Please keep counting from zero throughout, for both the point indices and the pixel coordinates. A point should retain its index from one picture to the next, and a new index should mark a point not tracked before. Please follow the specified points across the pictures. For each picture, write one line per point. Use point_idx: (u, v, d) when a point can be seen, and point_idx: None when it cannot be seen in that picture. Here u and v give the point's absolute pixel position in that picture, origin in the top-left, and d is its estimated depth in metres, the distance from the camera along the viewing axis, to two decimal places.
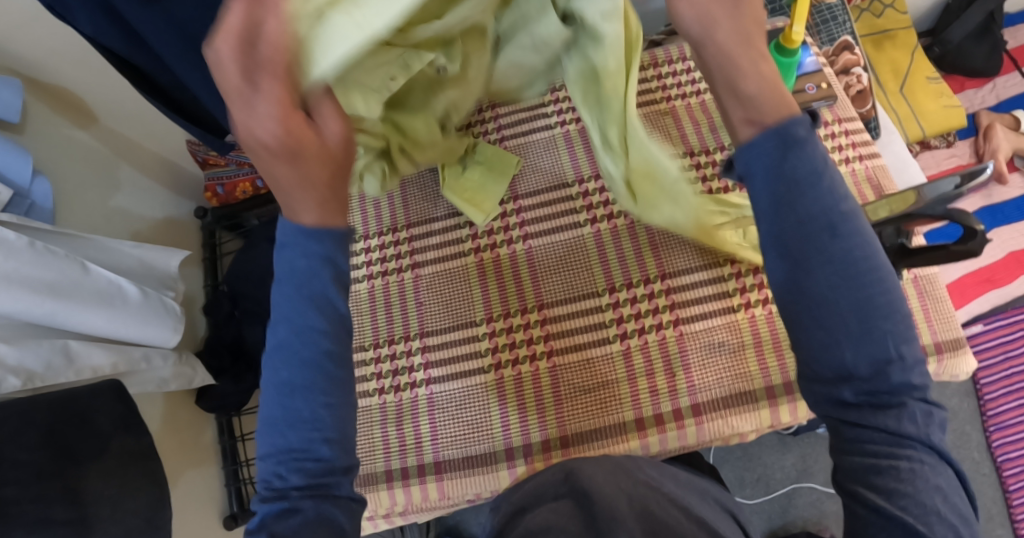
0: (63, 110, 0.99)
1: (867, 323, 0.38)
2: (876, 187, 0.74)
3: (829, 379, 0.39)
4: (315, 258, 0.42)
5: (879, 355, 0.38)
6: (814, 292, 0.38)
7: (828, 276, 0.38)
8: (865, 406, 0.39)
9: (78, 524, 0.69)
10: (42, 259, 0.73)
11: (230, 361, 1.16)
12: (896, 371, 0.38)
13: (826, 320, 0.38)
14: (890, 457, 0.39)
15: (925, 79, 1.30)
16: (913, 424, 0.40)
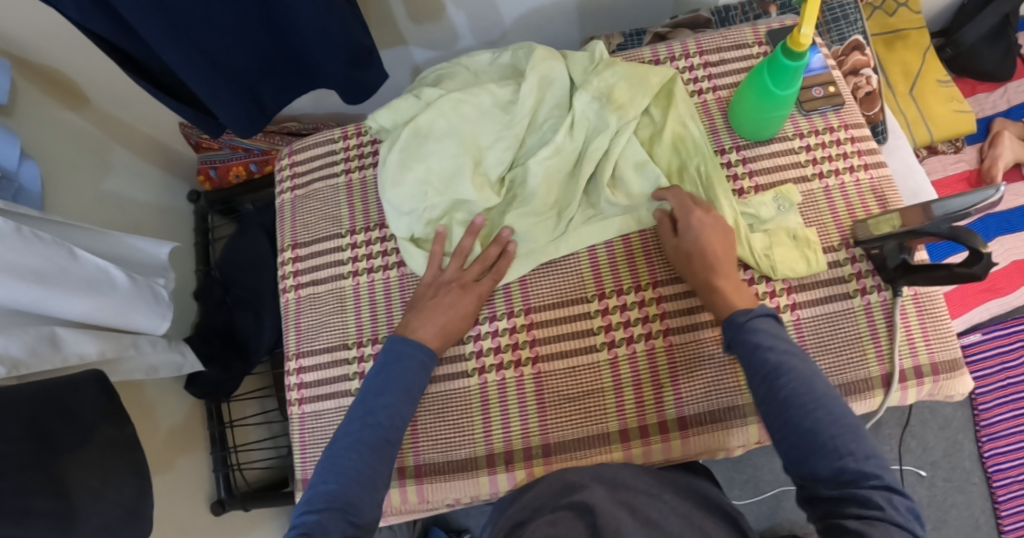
0: (51, 90, 0.96)
1: (816, 429, 0.49)
2: (880, 198, 0.70)
3: (806, 477, 0.48)
4: (417, 360, 0.63)
5: (837, 459, 0.47)
6: (783, 417, 0.51)
7: (794, 407, 0.51)
8: (837, 494, 0.47)
9: (63, 515, 0.65)
10: (29, 246, 0.71)
11: (219, 347, 1.12)
12: (851, 463, 0.47)
13: (793, 439, 0.50)
14: (864, 524, 0.44)
15: (936, 82, 1.27)
16: (879, 506, 0.45)
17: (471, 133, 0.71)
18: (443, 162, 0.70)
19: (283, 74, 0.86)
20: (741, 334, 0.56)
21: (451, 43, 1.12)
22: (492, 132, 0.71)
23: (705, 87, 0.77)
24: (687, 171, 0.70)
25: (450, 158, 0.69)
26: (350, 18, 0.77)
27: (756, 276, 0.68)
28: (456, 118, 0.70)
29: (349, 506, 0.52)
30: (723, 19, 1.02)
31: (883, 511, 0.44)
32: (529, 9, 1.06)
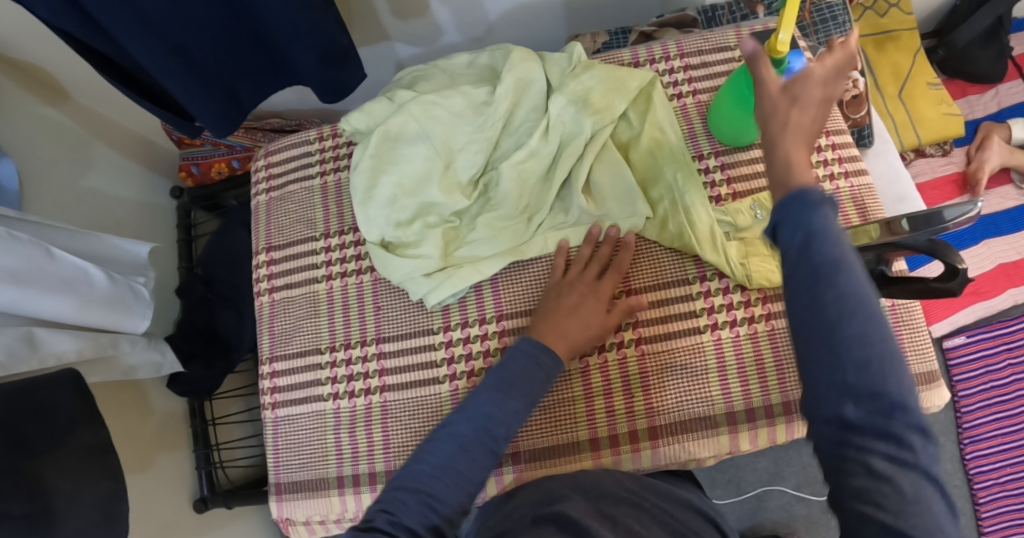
0: (30, 84, 0.94)
1: (852, 356, 0.37)
2: (860, 208, 0.70)
3: (824, 403, 0.38)
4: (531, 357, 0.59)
5: (876, 392, 0.37)
6: (817, 331, 0.38)
7: (832, 327, 0.38)
8: (863, 427, 0.37)
9: (37, 520, 0.64)
10: (3, 245, 0.69)
11: (202, 345, 1.11)
12: (898, 414, 0.37)
13: (823, 358, 0.38)
14: (881, 480, 0.36)
15: (925, 84, 1.26)
16: (911, 450, 0.37)
17: (443, 136, 0.69)
18: (412, 165, 0.70)
19: (259, 71, 0.85)
20: (795, 216, 0.40)
21: (434, 39, 1.10)
22: (464, 135, 0.70)
23: (685, 91, 0.77)
24: (661, 178, 0.70)
25: (420, 162, 0.69)
26: (327, 17, 0.76)
27: (731, 285, 0.67)
28: (428, 120, 0.69)
29: (435, 492, 0.49)
30: (709, 19, 1.01)
31: (916, 457, 0.36)
32: (513, 4, 1.05)
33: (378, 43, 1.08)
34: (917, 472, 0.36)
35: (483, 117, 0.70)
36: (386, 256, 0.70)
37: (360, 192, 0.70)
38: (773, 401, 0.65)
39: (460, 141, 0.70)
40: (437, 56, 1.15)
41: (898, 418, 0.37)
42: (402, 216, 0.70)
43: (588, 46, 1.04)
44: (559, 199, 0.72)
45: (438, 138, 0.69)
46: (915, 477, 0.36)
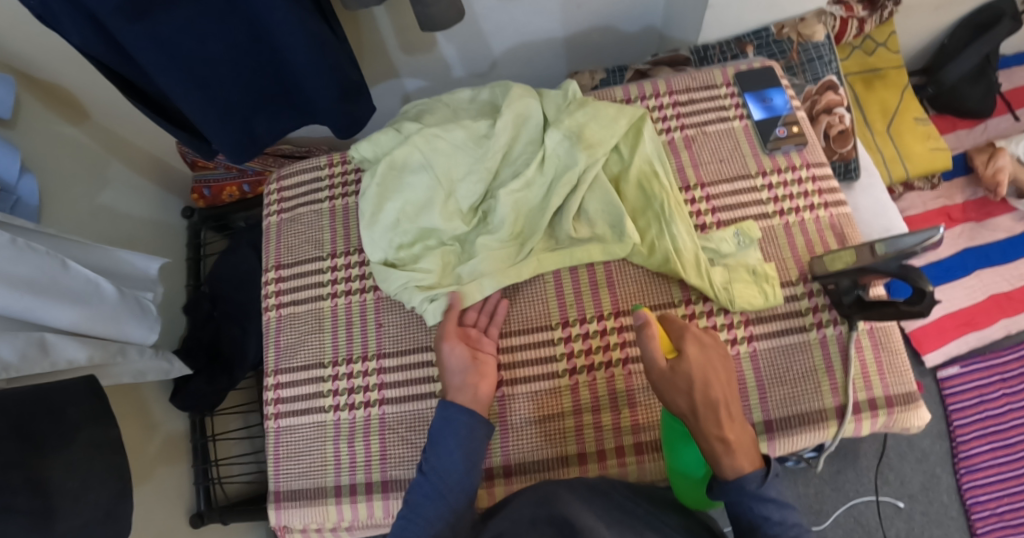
0: (52, 105, 1.00)
1: None
2: (839, 236, 0.73)
3: None
4: (459, 416, 0.62)
5: None
6: None
7: None
8: None
9: (39, 518, 0.67)
10: (22, 255, 0.74)
11: (205, 362, 1.14)
12: None
13: None
14: None
15: (913, 121, 1.31)
16: None
17: (443, 165, 0.74)
18: (416, 193, 0.74)
19: (276, 105, 0.90)
20: (748, 501, 0.55)
21: (441, 72, 1.16)
22: (465, 165, 0.74)
23: (674, 126, 0.81)
24: (649, 207, 0.74)
25: (424, 188, 0.74)
26: (339, 54, 0.83)
27: (714, 308, 0.71)
28: (430, 150, 0.74)
29: (417, 514, 0.58)
30: (702, 58, 1.06)
31: None
32: (518, 41, 1.11)
33: (387, 76, 1.14)
34: None
35: (483, 149, 0.74)
36: (387, 271, 0.73)
37: (365, 213, 0.75)
38: (755, 420, 0.67)
39: (460, 169, 0.75)
40: (443, 89, 1.21)
41: None
42: (404, 239, 0.75)
43: (586, 82, 1.11)
44: (551, 225, 0.76)
45: (440, 165, 0.74)
46: None
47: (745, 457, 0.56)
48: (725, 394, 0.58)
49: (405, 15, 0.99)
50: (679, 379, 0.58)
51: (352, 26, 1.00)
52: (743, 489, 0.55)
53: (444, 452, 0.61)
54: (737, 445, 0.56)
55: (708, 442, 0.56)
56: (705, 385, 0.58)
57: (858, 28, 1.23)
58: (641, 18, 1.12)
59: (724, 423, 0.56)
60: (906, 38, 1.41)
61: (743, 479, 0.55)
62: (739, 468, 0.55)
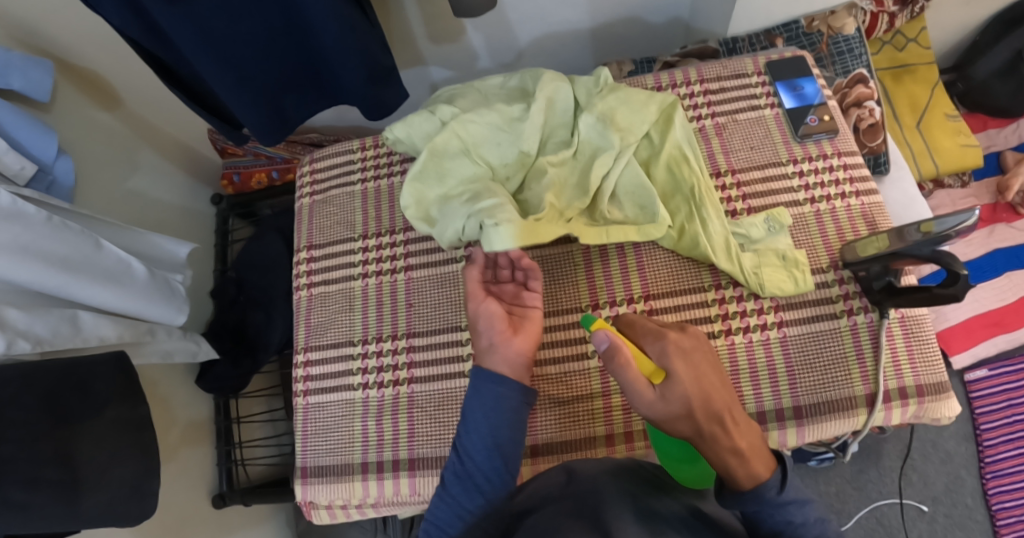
0: (88, 89, 1.03)
1: None
2: (870, 223, 0.73)
3: None
4: (487, 394, 0.61)
5: None
6: None
7: None
8: None
9: (70, 485, 0.69)
10: (57, 233, 0.76)
11: (231, 344, 1.17)
12: None
13: None
14: None
15: (944, 116, 1.28)
16: None
17: (481, 150, 0.76)
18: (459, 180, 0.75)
19: (308, 86, 0.92)
20: (766, 507, 0.53)
21: (468, 63, 1.17)
22: (501, 145, 0.75)
23: (703, 114, 0.81)
24: (678, 193, 0.74)
25: (465, 173, 0.75)
26: (372, 39, 0.84)
27: (745, 293, 0.71)
28: (467, 136, 0.75)
29: (452, 492, 0.60)
30: (730, 49, 1.05)
31: None
32: (546, 33, 1.12)
33: (416, 66, 1.16)
34: None
35: (517, 132, 0.75)
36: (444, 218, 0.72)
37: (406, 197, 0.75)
38: (784, 405, 0.67)
39: (496, 151, 0.76)
40: (470, 81, 1.22)
41: None
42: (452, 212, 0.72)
43: (614, 73, 1.11)
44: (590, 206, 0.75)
45: (478, 149, 0.76)
46: None
47: (760, 462, 0.53)
48: (726, 402, 0.57)
49: (436, 5, 1.00)
50: (673, 404, 0.56)
51: (384, 15, 1.01)
52: (762, 499, 0.52)
53: (472, 429, 0.60)
54: (750, 453, 0.53)
55: (721, 459, 0.54)
56: (705, 399, 0.56)
57: (889, 23, 1.21)
58: (671, 10, 1.12)
59: (731, 432, 0.54)
60: (938, 33, 1.40)
61: (762, 488, 0.52)
62: (756, 476, 0.53)
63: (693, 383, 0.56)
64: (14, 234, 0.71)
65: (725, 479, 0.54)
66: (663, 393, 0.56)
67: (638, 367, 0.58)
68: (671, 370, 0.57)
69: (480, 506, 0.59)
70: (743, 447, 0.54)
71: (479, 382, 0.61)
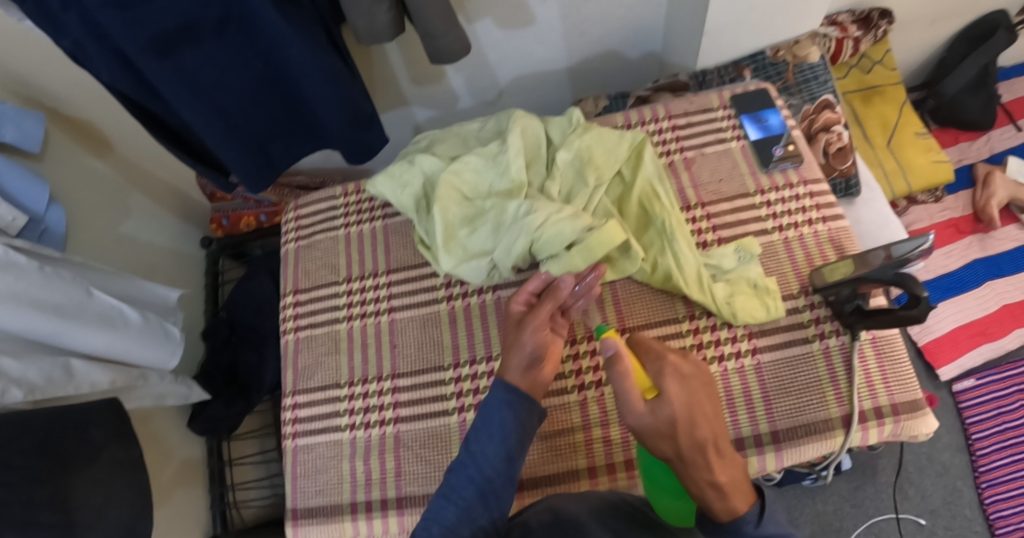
0: (80, 139, 1.06)
1: None
2: (838, 247, 0.75)
3: None
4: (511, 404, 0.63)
5: None
6: None
7: None
8: None
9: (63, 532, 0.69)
10: (50, 282, 0.78)
11: (223, 386, 1.17)
12: None
13: None
14: None
15: (913, 135, 1.33)
16: None
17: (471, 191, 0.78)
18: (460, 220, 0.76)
19: (290, 132, 0.95)
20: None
21: (450, 104, 1.21)
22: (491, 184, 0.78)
23: (673, 148, 0.84)
24: (652, 227, 0.76)
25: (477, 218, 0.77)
26: (352, 86, 0.87)
27: (718, 322, 0.73)
28: (462, 186, 0.78)
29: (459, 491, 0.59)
30: (700, 82, 1.09)
31: None
32: (523, 72, 1.16)
33: (399, 106, 1.19)
34: None
35: (504, 169, 0.77)
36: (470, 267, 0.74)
37: (443, 253, 0.75)
38: (762, 430, 0.68)
39: (487, 190, 0.78)
40: (452, 120, 1.26)
41: None
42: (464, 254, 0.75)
43: (590, 108, 1.15)
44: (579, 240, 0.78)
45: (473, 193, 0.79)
46: None
47: (740, 498, 0.55)
48: (714, 430, 0.57)
49: (415, 51, 1.04)
50: (660, 421, 0.56)
51: (366, 60, 1.05)
52: (741, 533, 0.54)
53: (491, 435, 0.62)
54: (729, 489, 0.54)
55: (700, 490, 0.55)
56: (692, 424, 0.55)
57: (854, 48, 1.25)
58: (643, 45, 1.17)
59: (713, 465, 0.54)
60: (903, 54, 1.45)
61: (739, 521, 0.54)
62: (733, 509, 0.55)
63: (689, 411, 0.56)
64: (8, 285, 0.72)
65: (705, 509, 0.56)
66: (652, 409, 0.56)
67: (634, 381, 0.58)
68: (662, 388, 0.57)
69: (491, 512, 0.58)
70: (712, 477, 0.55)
71: (505, 392, 0.63)
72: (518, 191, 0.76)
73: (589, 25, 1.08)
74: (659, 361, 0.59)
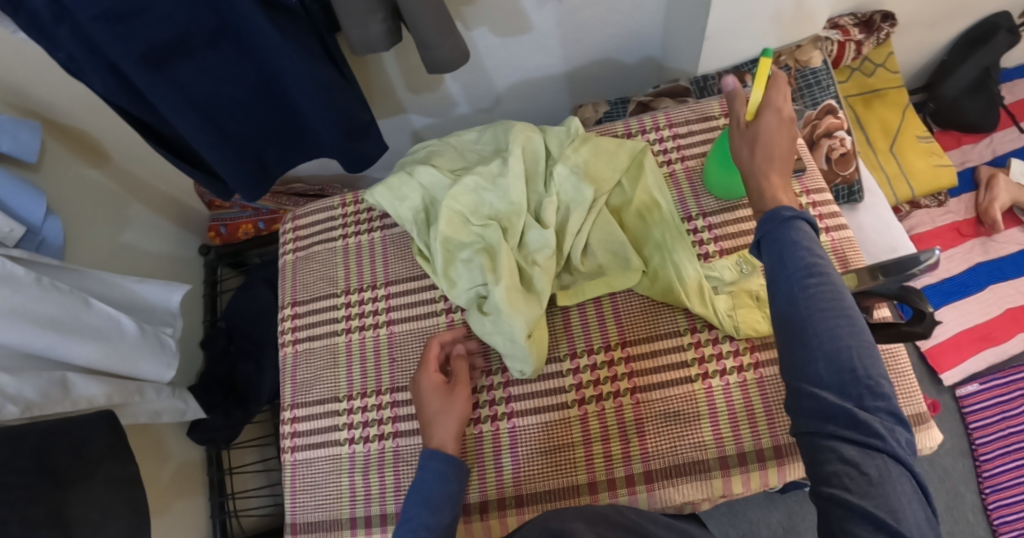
0: (76, 149, 1.05)
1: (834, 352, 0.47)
2: (842, 260, 0.75)
3: None
4: (433, 467, 0.63)
5: None
6: None
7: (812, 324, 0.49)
8: None
9: None
10: (47, 295, 0.77)
11: (221, 396, 1.16)
12: None
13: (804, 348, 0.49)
14: None
15: (915, 138, 1.32)
16: None
17: (471, 210, 0.77)
18: (460, 246, 0.76)
19: (287, 142, 0.95)
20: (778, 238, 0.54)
21: (447, 110, 1.20)
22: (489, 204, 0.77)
23: (674, 158, 0.84)
24: (651, 239, 0.76)
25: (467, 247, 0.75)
26: (349, 95, 0.87)
27: (720, 335, 0.72)
28: (461, 206, 0.76)
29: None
30: (701, 88, 1.08)
31: (883, 440, 0.44)
32: (522, 77, 1.15)
33: (397, 113, 1.18)
34: (884, 456, 0.44)
35: (503, 188, 0.76)
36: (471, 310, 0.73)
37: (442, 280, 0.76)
38: (764, 445, 0.67)
39: (486, 210, 0.77)
40: (450, 125, 1.25)
41: (866, 413, 0.45)
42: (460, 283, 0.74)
43: (590, 115, 1.14)
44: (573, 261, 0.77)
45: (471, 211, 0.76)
46: (877, 456, 0.44)
47: (786, 196, 0.57)
48: (785, 160, 0.60)
49: (411, 58, 1.03)
50: (751, 135, 0.61)
51: (363, 68, 1.04)
52: (777, 217, 0.54)
53: (419, 500, 0.60)
54: (779, 185, 0.58)
55: (761, 173, 0.59)
56: (775, 149, 0.60)
57: (856, 51, 1.24)
58: (642, 50, 1.16)
59: (774, 165, 0.59)
60: (905, 56, 1.44)
61: (778, 208, 0.56)
62: (777, 201, 0.57)
63: (778, 134, 0.60)
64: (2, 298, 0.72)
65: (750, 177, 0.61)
66: (746, 129, 0.62)
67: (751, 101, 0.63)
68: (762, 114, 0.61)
69: None
70: (765, 182, 0.59)
71: (427, 459, 0.64)
72: (516, 216, 0.75)
73: (586, 30, 1.07)
74: (777, 84, 0.62)
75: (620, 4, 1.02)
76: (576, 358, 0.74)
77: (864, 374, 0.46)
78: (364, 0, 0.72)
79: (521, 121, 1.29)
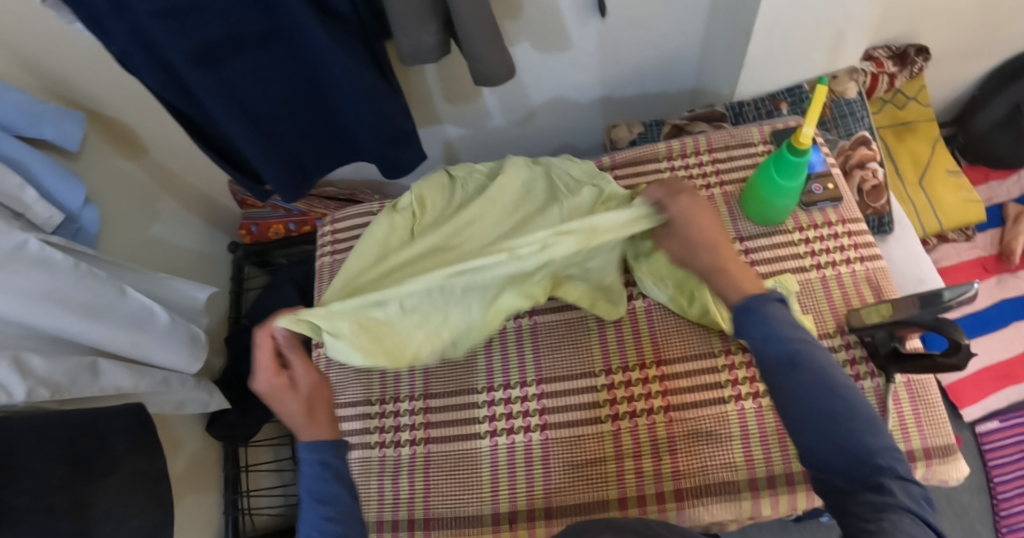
0: (115, 142, 1.08)
1: (844, 422, 0.50)
2: (875, 289, 0.75)
3: None
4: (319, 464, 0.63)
5: None
6: None
7: (802, 393, 0.52)
8: None
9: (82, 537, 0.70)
10: (83, 281, 0.79)
11: (242, 394, 1.19)
12: None
13: (802, 414, 0.52)
14: None
15: (945, 172, 1.32)
16: None
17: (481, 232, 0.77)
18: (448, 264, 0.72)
19: (329, 147, 0.97)
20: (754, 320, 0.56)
21: (482, 122, 1.22)
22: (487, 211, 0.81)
23: (712, 182, 0.85)
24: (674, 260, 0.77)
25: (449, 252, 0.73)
26: (394, 104, 0.88)
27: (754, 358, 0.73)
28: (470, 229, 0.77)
29: None
30: (737, 114, 1.09)
31: (896, 497, 0.47)
32: (556, 94, 1.17)
33: (433, 122, 1.21)
34: (899, 509, 0.46)
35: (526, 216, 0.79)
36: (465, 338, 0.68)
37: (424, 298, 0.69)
38: (795, 469, 0.68)
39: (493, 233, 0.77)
40: (483, 137, 1.28)
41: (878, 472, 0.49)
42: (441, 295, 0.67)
43: (624, 135, 1.17)
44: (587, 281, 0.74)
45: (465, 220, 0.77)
46: (897, 513, 0.46)
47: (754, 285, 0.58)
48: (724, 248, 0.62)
49: (453, 69, 1.05)
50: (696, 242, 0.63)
51: (404, 77, 1.07)
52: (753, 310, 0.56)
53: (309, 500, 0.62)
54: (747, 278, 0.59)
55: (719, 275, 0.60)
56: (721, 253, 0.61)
57: (889, 83, 1.25)
58: (678, 72, 1.17)
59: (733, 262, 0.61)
60: (937, 90, 1.44)
61: (759, 303, 0.57)
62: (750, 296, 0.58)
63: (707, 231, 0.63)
64: (39, 282, 0.74)
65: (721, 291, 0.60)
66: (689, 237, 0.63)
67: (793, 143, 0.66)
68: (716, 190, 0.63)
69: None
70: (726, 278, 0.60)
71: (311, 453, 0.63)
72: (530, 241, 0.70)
73: (624, 51, 1.09)
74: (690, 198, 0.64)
75: (659, 26, 1.04)
76: (611, 374, 0.75)
77: (860, 438, 0.50)
78: (418, 12, 0.74)
79: (553, 136, 1.31)
